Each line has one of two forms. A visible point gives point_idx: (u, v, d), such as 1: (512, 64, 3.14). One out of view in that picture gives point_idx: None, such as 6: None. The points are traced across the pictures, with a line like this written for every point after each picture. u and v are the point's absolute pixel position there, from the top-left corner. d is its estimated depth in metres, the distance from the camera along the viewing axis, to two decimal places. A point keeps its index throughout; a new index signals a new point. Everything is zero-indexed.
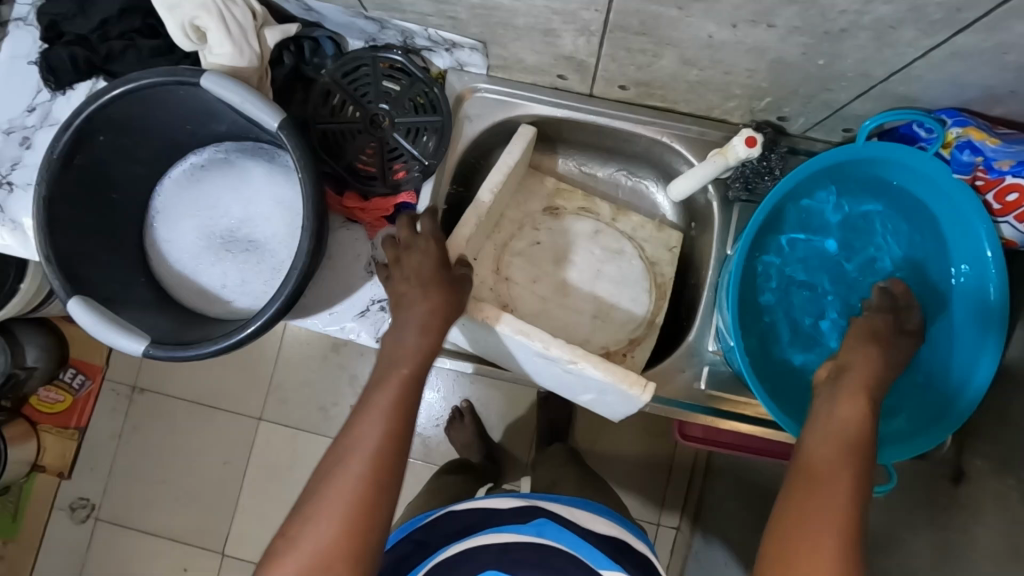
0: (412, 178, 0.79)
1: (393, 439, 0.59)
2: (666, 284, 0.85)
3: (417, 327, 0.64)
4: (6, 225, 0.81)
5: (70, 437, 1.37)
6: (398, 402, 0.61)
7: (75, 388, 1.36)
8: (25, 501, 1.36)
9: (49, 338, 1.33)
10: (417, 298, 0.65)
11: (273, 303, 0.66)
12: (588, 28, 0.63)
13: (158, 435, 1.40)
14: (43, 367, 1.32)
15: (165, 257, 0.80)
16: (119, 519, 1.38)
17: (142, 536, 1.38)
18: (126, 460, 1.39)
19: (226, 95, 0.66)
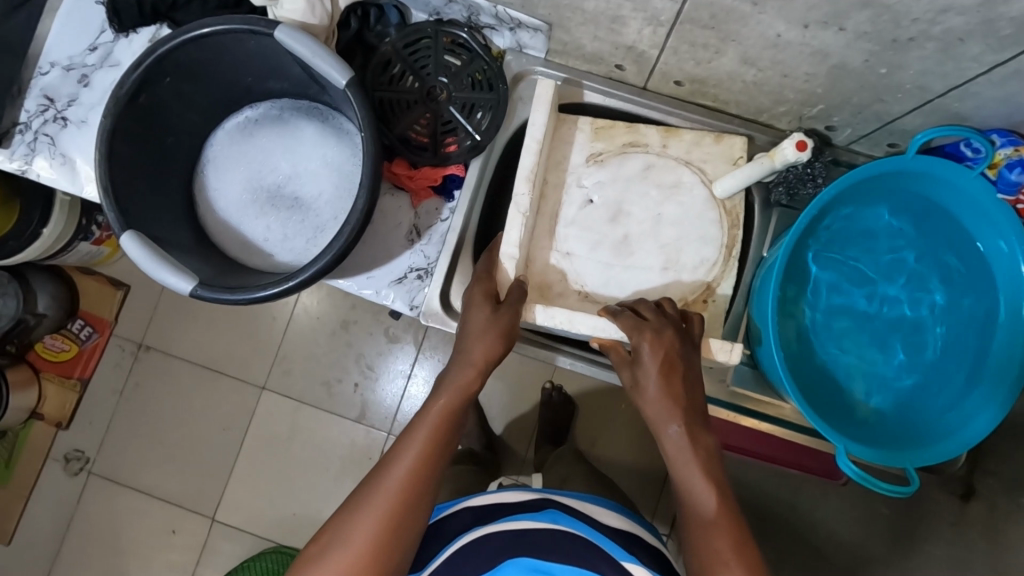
0: (462, 151, 0.81)
1: (426, 466, 0.60)
2: (734, 208, 0.78)
3: (479, 328, 0.66)
4: (56, 159, 0.82)
5: (71, 388, 1.37)
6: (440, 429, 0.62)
7: (82, 339, 1.37)
8: (19, 448, 1.35)
9: (60, 287, 1.32)
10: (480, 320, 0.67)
11: (325, 254, 0.67)
12: (658, 17, 0.64)
13: (159, 394, 1.40)
14: (53, 316, 1.31)
15: (211, 207, 0.81)
16: (111, 475, 1.38)
17: (132, 494, 1.38)
18: (126, 418, 1.39)
19: (297, 49, 0.67)
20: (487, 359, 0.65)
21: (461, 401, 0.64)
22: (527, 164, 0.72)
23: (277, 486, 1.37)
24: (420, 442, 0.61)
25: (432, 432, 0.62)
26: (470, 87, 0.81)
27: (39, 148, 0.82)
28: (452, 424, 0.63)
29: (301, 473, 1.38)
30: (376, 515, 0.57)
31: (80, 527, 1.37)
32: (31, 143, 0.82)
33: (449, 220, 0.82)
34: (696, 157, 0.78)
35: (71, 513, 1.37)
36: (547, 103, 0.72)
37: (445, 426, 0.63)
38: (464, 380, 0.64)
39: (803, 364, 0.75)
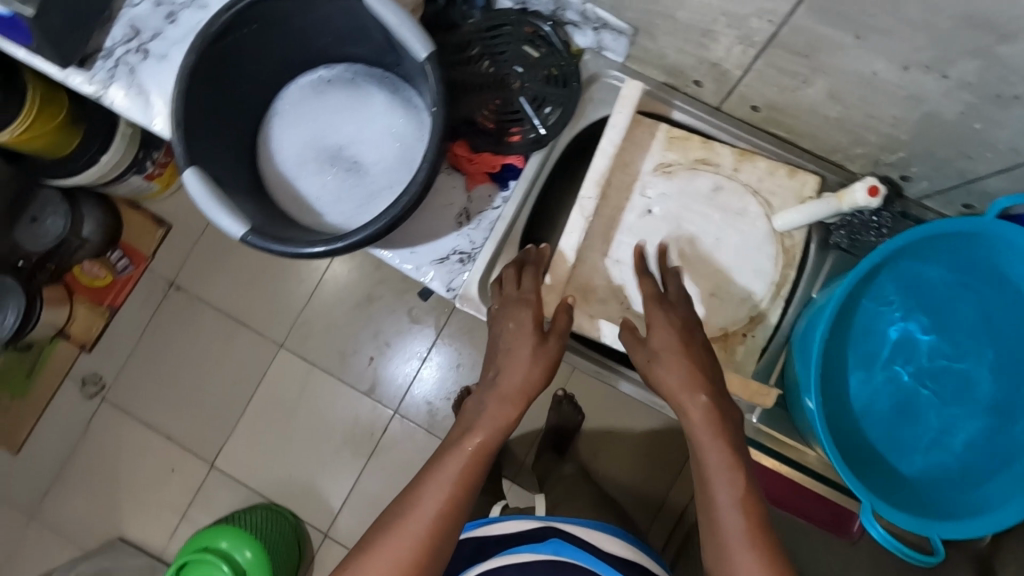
0: (525, 143, 0.80)
1: (451, 507, 0.62)
2: (793, 248, 0.76)
3: (522, 362, 0.66)
4: (131, 89, 0.84)
5: (100, 315, 1.40)
6: (467, 469, 0.64)
7: (118, 269, 1.40)
8: (41, 364, 1.38)
9: (105, 215, 1.36)
10: (524, 343, 0.67)
11: (378, 220, 0.67)
12: (750, 37, 0.62)
13: (179, 338, 1.43)
14: (95, 241, 1.35)
15: (272, 158, 0.82)
16: (122, 406, 1.41)
17: (138, 428, 1.41)
18: (144, 354, 1.42)
19: (384, 16, 0.67)
20: (523, 397, 0.66)
21: (495, 440, 0.65)
22: (599, 167, 0.73)
23: (277, 446, 1.39)
24: (447, 483, 0.63)
25: (460, 473, 0.63)
26: (544, 80, 0.80)
27: (118, 76, 0.85)
28: (481, 466, 0.64)
29: (302, 436, 1.39)
30: (398, 552, 0.60)
31: (85, 451, 1.40)
32: (111, 70, 0.85)
33: (499, 210, 0.82)
34: (766, 188, 0.77)
35: (78, 439, 1.40)
36: (632, 105, 0.73)
37: (475, 467, 0.64)
38: (500, 419, 0.65)
39: (836, 413, 0.74)
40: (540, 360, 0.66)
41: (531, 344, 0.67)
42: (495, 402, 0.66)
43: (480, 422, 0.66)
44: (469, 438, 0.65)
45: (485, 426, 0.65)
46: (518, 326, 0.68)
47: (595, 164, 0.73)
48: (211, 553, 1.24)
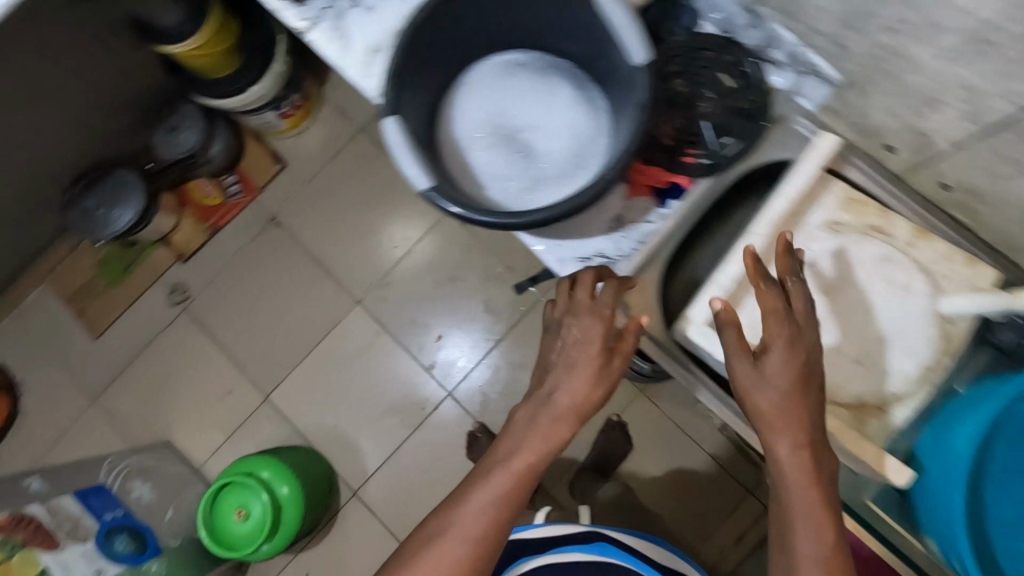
0: (698, 167, 0.81)
1: (503, 507, 0.76)
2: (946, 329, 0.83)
3: (581, 381, 0.77)
4: (335, 33, 0.90)
5: (203, 230, 1.91)
6: (519, 480, 0.77)
7: (229, 193, 1.90)
8: (142, 261, 1.92)
9: (228, 140, 1.84)
10: (584, 364, 0.77)
11: (568, 203, 0.71)
12: (981, 115, 0.62)
13: (274, 270, 1.91)
14: (216, 162, 1.84)
15: (450, 125, 0.85)
16: (211, 303, 1.92)
17: (221, 337, 1.91)
18: (242, 271, 1.92)
19: (609, 15, 0.69)
20: (576, 415, 0.77)
21: (545, 455, 0.77)
22: (777, 210, 0.84)
23: (370, 383, 1.84)
24: (501, 486, 0.76)
25: (511, 480, 0.76)
26: (732, 109, 0.81)
27: (326, 18, 0.90)
28: (531, 475, 0.77)
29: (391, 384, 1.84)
30: (455, 541, 0.75)
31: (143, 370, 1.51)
32: (321, 10, 0.90)
33: (653, 225, 0.83)
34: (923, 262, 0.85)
35: (160, 330, 1.92)
36: (826, 158, 0.80)
37: (526, 475, 0.77)
38: (552, 435, 0.77)
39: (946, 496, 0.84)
40: (597, 386, 0.77)
41: (587, 373, 0.77)
42: (550, 420, 0.77)
43: (534, 440, 0.77)
44: (521, 453, 0.77)
45: (539, 441, 0.77)
46: (587, 351, 0.77)
47: (775, 205, 0.84)
48: (252, 482, 1.54)
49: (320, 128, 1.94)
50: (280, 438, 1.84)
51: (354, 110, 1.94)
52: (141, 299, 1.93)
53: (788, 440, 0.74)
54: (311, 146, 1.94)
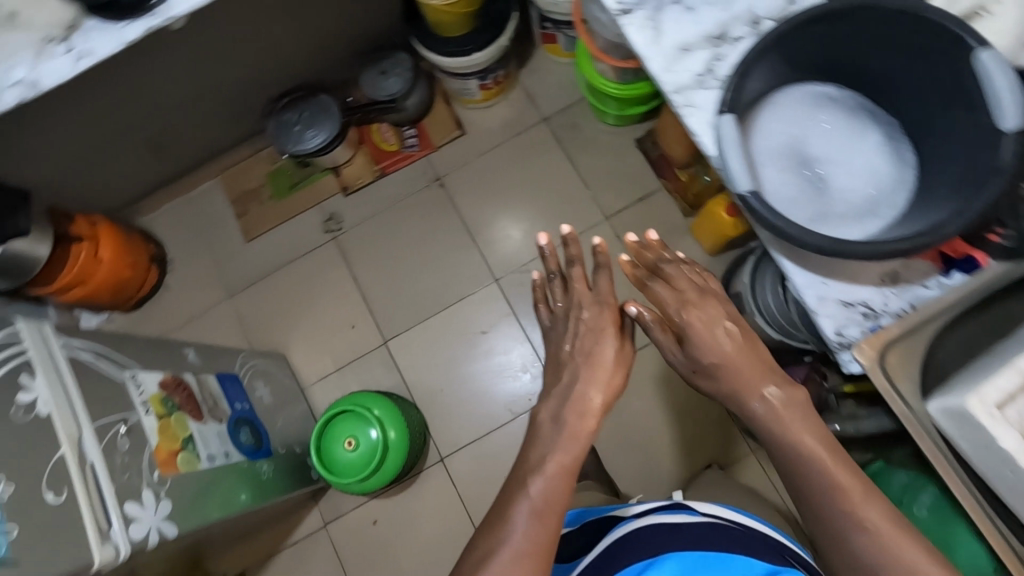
0: (1002, 248, 0.78)
1: (556, 495, 0.87)
2: None
3: (594, 370, 1.00)
4: (649, 23, 0.92)
5: (371, 171, 2.00)
6: (564, 473, 0.89)
7: (405, 144, 1.99)
8: (309, 183, 2.02)
9: (422, 97, 1.92)
10: (601, 352, 1.03)
11: (898, 243, 0.72)
12: None
13: (426, 226, 1.98)
14: (405, 113, 1.93)
15: (754, 131, 0.86)
16: (359, 240, 2.00)
17: (361, 273, 1.98)
18: (396, 219, 1.99)
19: (992, 74, 0.71)
20: (599, 408, 0.97)
21: (578, 450, 0.92)
22: None
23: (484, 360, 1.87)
24: (549, 478, 0.88)
25: (559, 472, 0.89)
26: None
27: (645, 6, 0.93)
28: (572, 467, 0.90)
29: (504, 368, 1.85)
30: (515, 528, 0.83)
31: None
32: None
33: (930, 291, 0.81)
34: None
35: (308, 250, 2.01)
36: None
37: (569, 469, 0.90)
38: (580, 428, 0.94)
39: None
40: (619, 360, 1.02)
41: (600, 356, 1.02)
42: (583, 413, 0.96)
43: (573, 433, 0.94)
44: (560, 455, 0.90)
45: (569, 440, 0.93)
46: (603, 342, 1.04)
47: None
48: (366, 415, 1.58)
49: (506, 109, 2.01)
50: (387, 384, 1.89)
51: (543, 100, 2.00)
52: (298, 217, 2.03)
53: (772, 385, 0.92)
54: (494, 123, 2.01)
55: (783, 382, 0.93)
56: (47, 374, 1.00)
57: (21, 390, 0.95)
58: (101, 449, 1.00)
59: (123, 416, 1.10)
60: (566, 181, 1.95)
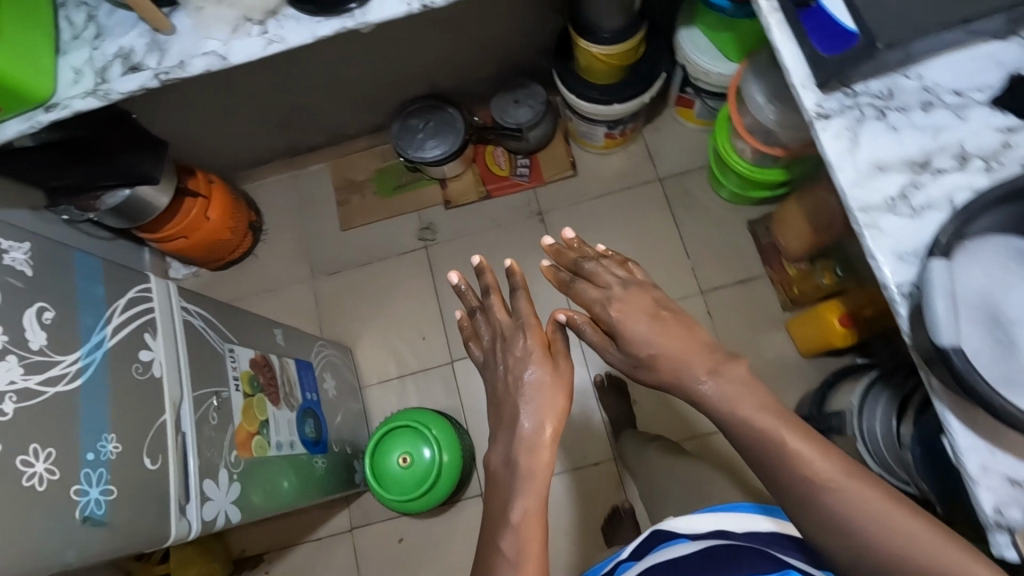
0: None
1: (535, 523, 0.83)
2: None
3: (534, 380, 0.95)
4: (847, 133, 0.89)
5: (476, 190, 2.01)
6: (537, 512, 0.84)
7: (516, 173, 2.00)
8: (413, 188, 2.05)
9: (545, 132, 1.93)
10: (534, 368, 0.96)
11: None
12: None
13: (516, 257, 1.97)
14: (525, 144, 1.94)
15: (960, 275, 0.77)
16: (449, 254, 2.00)
17: (442, 287, 1.98)
18: (490, 243, 1.99)
19: None
20: (550, 434, 0.90)
21: (537, 486, 0.86)
22: None
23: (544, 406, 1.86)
24: (517, 513, 0.84)
25: (529, 500, 0.85)
26: None
27: (846, 115, 0.89)
28: (536, 495, 0.86)
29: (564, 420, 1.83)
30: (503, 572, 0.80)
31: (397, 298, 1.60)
32: (844, 107, 0.89)
33: None
34: None
35: (397, 252, 2.03)
36: None
37: (537, 503, 0.85)
38: (536, 455, 0.88)
39: None
40: (557, 383, 0.94)
41: (536, 377, 0.95)
42: (540, 443, 0.89)
43: (532, 458, 0.88)
44: (519, 500, 0.85)
45: (528, 469, 0.87)
46: (533, 369, 0.97)
47: None
48: (424, 433, 1.57)
49: (623, 160, 2.00)
50: (443, 403, 1.87)
51: (662, 160, 1.98)
52: (396, 218, 2.05)
53: (745, 403, 0.85)
54: (608, 171, 2.00)
55: (729, 358, 0.88)
56: (167, 337, 1.00)
57: (142, 348, 0.96)
58: (195, 420, 1.01)
59: (215, 390, 1.10)
60: (667, 246, 1.91)
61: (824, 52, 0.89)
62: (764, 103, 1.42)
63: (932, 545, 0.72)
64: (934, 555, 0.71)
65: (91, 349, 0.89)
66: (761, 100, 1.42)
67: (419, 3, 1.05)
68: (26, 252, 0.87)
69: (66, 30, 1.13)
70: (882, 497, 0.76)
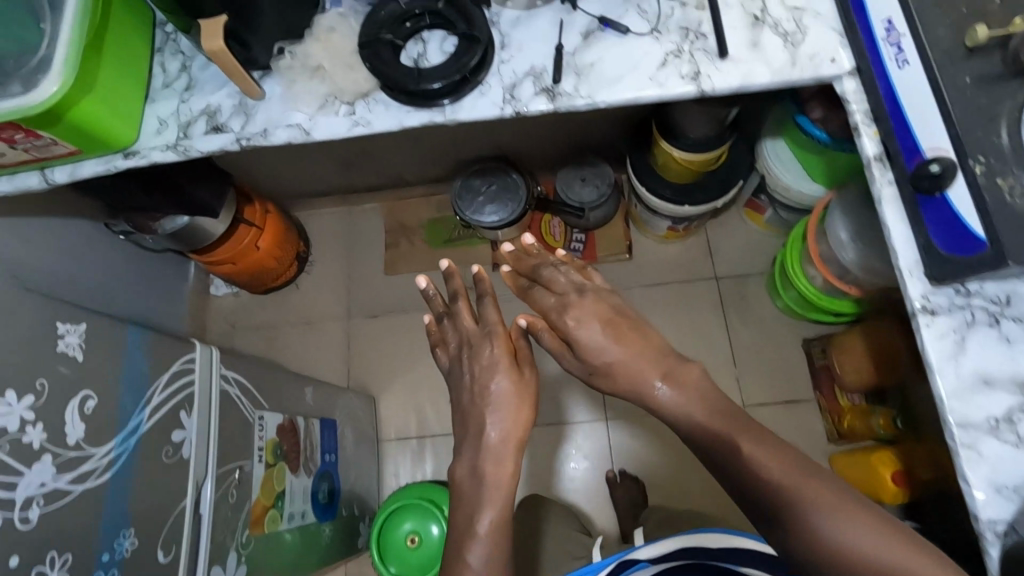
0: None
1: (497, 535, 0.88)
2: None
3: (501, 386, 0.96)
4: (954, 335, 0.81)
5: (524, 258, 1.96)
6: (501, 522, 0.89)
7: (569, 246, 1.95)
8: (461, 245, 2.02)
9: (605, 212, 1.88)
10: (499, 376, 0.97)
11: None
12: None
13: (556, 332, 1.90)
14: (582, 222, 1.89)
15: None
16: None
17: None
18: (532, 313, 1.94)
19: None
20: (516, 440, 0.93)
21: (501, 490, 0.90)
22: None
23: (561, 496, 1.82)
24: (484, 524, 0.88)
25: (494, 508, 0.89)
26: None
27: (954, 314, 0.82)
28: (503, 508, 0.90)
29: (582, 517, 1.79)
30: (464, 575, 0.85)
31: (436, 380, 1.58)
32: (953, 305, 0.82)
33: None
34: None
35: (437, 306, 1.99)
36: None
37: (502, 509, 0.90)
38: (502, 461, 0.91)
39: None
40: (522, 393, 0.95)
41: (506, 384, 0.96)
42: (507, 447, 0.93)
43: (498, 465, 0.91)
44: (483, 508, 0.89)
45: (491, 475, 0.91)
46: (499, 377, 0.97)
47: None
48: (435, 511, 1.51)
49: (681, 251, 1.93)
50: None
51: (722, 258, 1.91)
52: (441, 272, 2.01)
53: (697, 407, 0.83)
54: (664, 260, 1.93)
55: (686, 366, 0.86)
56: (202, 414, 0.99)
57: (176, 428, 0.95)
58: (215, 500, 0.98)
59: (238, 463, 1.06)
60: (714, 350, 1.84)
61: (944, 250, 0.81)
62: (847, 241, 1.35)
63: (879, 544, 0.70)
64: (869, 548, 0.70)
65: (126, 436, 0.89)
66: (844, 238, 1.35)
67: (511, 109, 1.02)
68: (81, 335, 0.86)
69: (158, 78, 1.13)
70: (838, 498, 0.73)
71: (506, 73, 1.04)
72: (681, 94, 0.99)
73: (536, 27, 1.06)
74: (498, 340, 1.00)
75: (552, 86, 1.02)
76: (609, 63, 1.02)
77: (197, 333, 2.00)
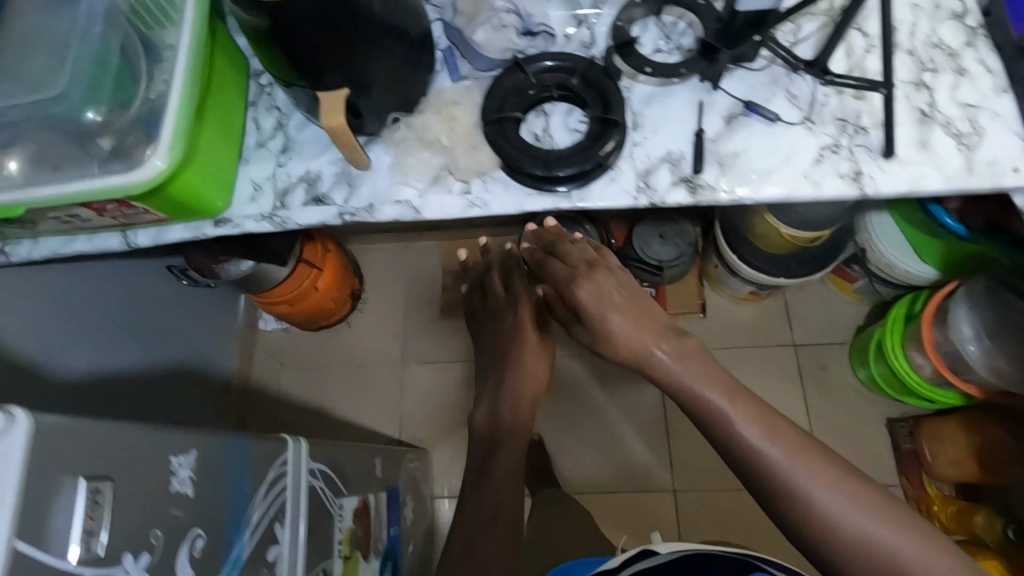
0: None
1: (515, 494, 0.98)
2: None
3: (525, 351, 1.10)
4: None
5: None
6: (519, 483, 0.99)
7: None
8: None
9: (681, 268, 1.76)
10: (521, 344, 1.11)
11: None
12: None
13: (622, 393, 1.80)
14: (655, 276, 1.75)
15: None
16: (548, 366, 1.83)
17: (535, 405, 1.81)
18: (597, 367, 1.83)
19: None
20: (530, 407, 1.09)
21: (518, 452, 1.03)
22: None
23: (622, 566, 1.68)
24: (503, 487, 0.98)
25: (509, 472, 1.00)
26: None
27: None
28: (518, 465, 1.01)
29: None
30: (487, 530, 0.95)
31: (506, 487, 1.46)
32: None
33: None
34: None
35: None
36: None
37: (518, 468, 1.01)
38: (518, 430, 1.05)
39: None
40: (542, 353, 1.11)
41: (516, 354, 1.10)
42: (524, 414, 1.08)
43: (516, 434, 1.05)
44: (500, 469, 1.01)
45: (509, 443, 1.04)
46: (522, 337, 1.11)
47: None
48: None
49: (757, 313, 1.83)
50: None
51: (801, 323, 1.81)
52: None
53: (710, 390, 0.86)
54: (737, 321, 1.83)
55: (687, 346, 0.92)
56: (293, 521, 0.90)
57: (272, 544, 0.85)
58: None
59: (322, 564, 0.98)
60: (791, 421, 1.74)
61: None
62: (971, 336, 1.28)
63: (887, 529, 0.75)
64: (836, 505, 0.76)
65: (231, 570, 0.75)
66: (968, 332, 1.28)
67: (647, 200, 0.93)
68: (191, 465, 0.72)
69: (252, 135, 1.04)
70: (843, 476, 0.79)
71: (639, 157, 0.95)
72: (839, 195, 0.90)
73: (672, 106, 0.97)
74: (521, 306, 1.13)
75: (691, 176, 0.93)
76: (757, 154, 0.92)
77: (243, 370, 1.92)
